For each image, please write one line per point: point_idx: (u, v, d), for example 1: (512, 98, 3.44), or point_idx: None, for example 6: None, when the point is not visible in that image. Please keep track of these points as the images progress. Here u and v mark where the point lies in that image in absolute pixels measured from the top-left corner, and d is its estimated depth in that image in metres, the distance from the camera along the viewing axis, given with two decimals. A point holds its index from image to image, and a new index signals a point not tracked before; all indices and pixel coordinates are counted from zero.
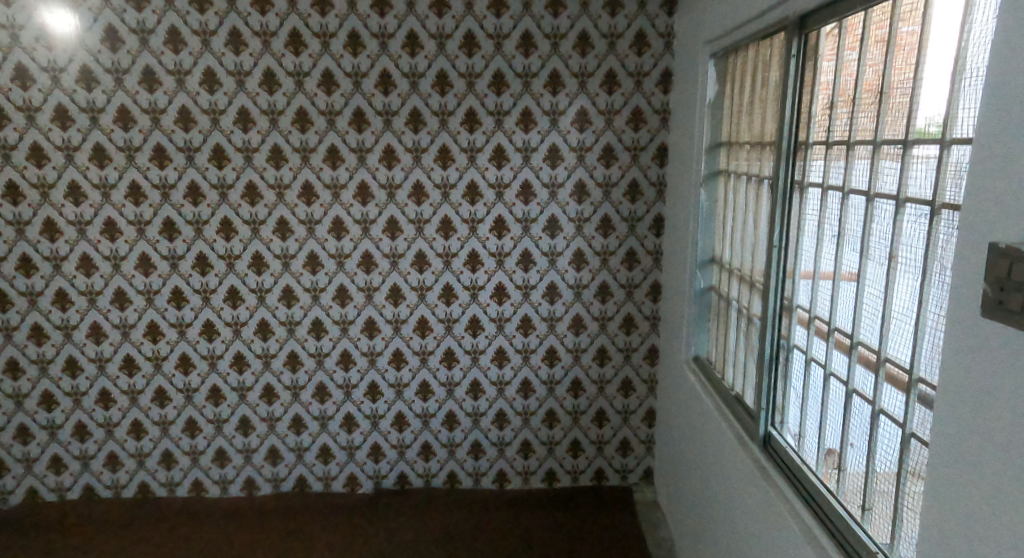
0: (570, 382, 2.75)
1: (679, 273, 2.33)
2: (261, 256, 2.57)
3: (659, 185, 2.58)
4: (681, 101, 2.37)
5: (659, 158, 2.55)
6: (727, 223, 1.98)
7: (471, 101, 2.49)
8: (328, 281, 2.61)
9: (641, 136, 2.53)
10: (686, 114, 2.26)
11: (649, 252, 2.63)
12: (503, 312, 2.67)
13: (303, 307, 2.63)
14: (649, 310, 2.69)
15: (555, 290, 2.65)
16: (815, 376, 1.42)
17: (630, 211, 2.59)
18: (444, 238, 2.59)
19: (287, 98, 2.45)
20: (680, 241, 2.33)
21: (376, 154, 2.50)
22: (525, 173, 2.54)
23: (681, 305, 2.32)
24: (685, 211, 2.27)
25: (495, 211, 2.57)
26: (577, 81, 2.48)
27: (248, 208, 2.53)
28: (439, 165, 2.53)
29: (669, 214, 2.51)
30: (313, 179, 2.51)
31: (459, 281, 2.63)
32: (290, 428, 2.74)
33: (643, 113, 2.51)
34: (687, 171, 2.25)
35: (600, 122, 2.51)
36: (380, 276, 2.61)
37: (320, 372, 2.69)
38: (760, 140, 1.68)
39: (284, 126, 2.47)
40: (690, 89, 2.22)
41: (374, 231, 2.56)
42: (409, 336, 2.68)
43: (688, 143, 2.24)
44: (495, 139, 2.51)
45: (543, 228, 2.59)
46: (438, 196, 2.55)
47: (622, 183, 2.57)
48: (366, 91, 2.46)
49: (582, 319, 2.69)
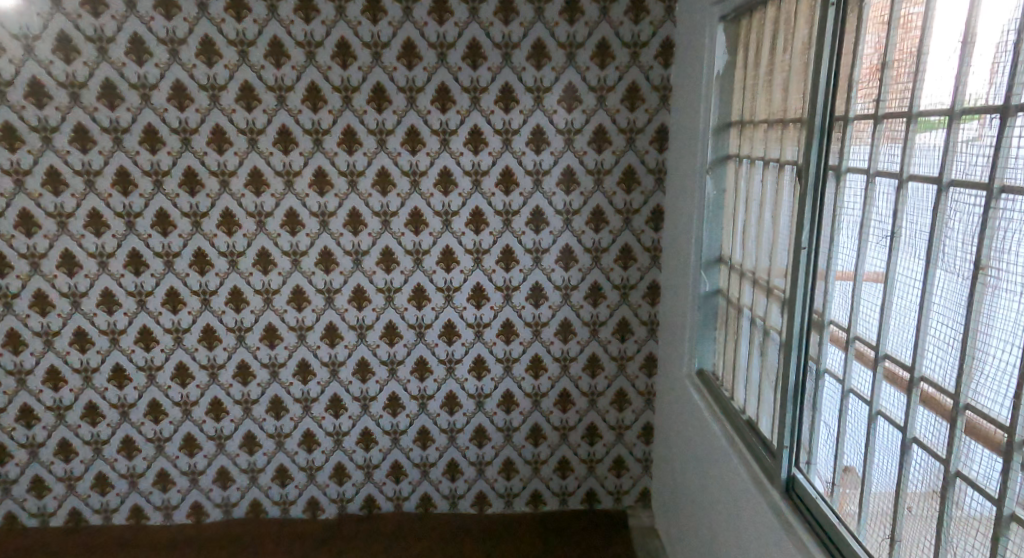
0: (501, 395, 2.51)
1: (684, 279, 2.14)
2: (204, 252, 2.29)
3: (660, 174, 2.33)
4: (685, 81, 2.10)
5: (659, 141, 2.30)
6: (747, 221, 1.75)
7: (443, 76, 2.23)
8: (282, 283, 2.34)
9: (639, 115, 2.28)
10: (691, 100, 2.04)
11: (646, 249, 2.40)
12: (482, 316, 2.43)
13: (191, 312, 2.33)
14: (646, 314, 2.46)
15: (482, 293, 2.41)
16: (856, 412, 1.15)
17: (625, 202, 2.36)
18: (405, 236, 2.34)
19: (229, 71, 2.16)
20: (685, 242, 2.12)
21: (335, 137, 2.24)
22: (506, 158, 2.30)
23: (687, 314, 2.11)
24: (690, 209, 2.06)
25: (473, 201, 2.33)
26: (564, 52, 2.23)
27: (188, 198, 2.24)
28: (407, 149, 2.27)
29: (668, 213, 2.31)
30: (261, 165, 2.24)
31: (433, 283, 2.39)
32: (180, 449, 2.43)
33: (639, 88, 2.26)
34: (691, 164, 2.05)
35: (590, 101, 2.27)
36: (342, 276, 2.36)
37: (213, 386, 2.39)
38: (790, 122, 1.44)
39: (226, 104, 2.18)
40: (694, 73, 2.02)
41: (334, 226, 2.31)
42: (376, 343, 2.43)
43: (693, 131, 2.03)
44: (470, 119, 2.26)
45: (527, 221, 2.36)
46: (405, 185, 2.30)
47: (617, 171, 2.33)
48: (321, 63, 2.19)
49: (571, 323, 2.46)
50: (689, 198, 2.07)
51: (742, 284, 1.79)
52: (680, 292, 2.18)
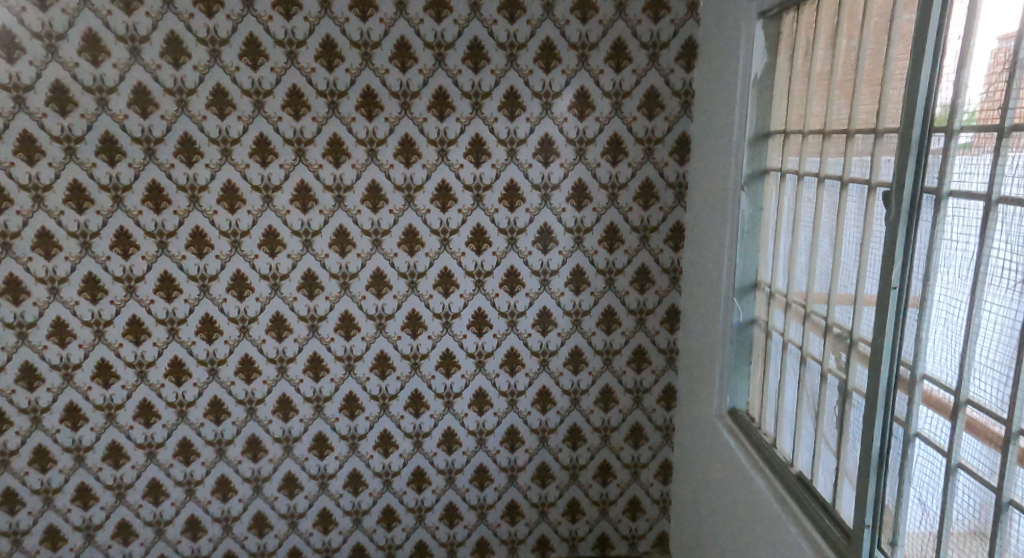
0: (505, 432, 2.27)
1: (712, 306, 1.91)
2: (171, 276, 2.03)
3: (681, 188, 2.12)
4: (712, 87, 1.88)
5: (680, 152, 2.09)
6: (795, 246, 1.52)
7: (441, 79, 2.00)
8: (260, 310, 2.09)
9: (658, 124, 2.06)
10: (720, 107, 1.82)
11: (665, 270, 2.18)
12: (483, 345, 2.20)
13: (156, 344, 2.07)
14: (664, 342, 2.23)
15: (483, 319, 2.18)
16: (975, 498, 0.89)
17: (642, 219, 2.14)
18: (398, 257, 2.11)
19: (199, 73, 1.91)
20: (713, 265, 1.89)
21: (320, 147, 2.01)
22: (511, 171, 2.08)
23: (716, 346, 1.87)
24: (719, 230, 1.84)
25: (474, 218, 2.10)
26: (575, 54, 2.01)
27: (152, 216, 1.98)
28: (401, 161, 2.04)
29: (690, 232, 2.09)
30: (236, 178, 1.99)
31: (429, 309, 2.16)
32: (144, 497, 2.16)
33: (658, 93, 2.04)
34: (720, 178, 1.82)
35: (604, 107, 2.05)
36: (327, 301, 2.12)
37: (182, 426, 2.13)
38: (863, 133, 1.21)
39: (196, 110, 1.93)
40: (724, 78, 1.79)
41: (318, 246, 2.07)
42: (366, 377, 2.18)
43: (722, 141, 1.80)
44: (471, 128, 2.04)
45: (533, 240, 2.13)
46: (399, 201, 2.07)
47: (633, 184, 2.11)
48: (304, 64, 1.95)
49: (582, 352, 2.23)
50: (718, 217, 1.85)
51: (788, 316, 1.56)
52: (707, 320, 1.95)
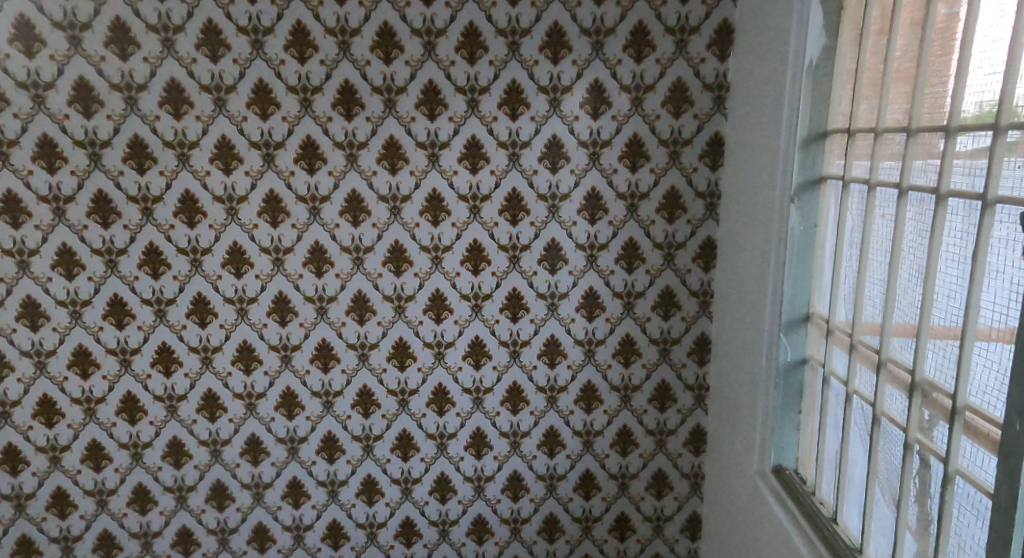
0: (507, 479, 1.97)
1: (750, 341, 1.58)
2: (122, 300, 1.77)
3: (713, 199, 1.80)
4: (753, 81, 1.57)
5: (712, 156, 1.78)
6: (866, 275, 1.20)
7: (431, 72, 1.72)
8: (224, 338, 1.83)
9: (687, 123, 1.76)
10: (763, 103, 1.50)
11: (693, 294, 1.87)
12: (481, 379, 1.92)
13: (106, 377, 1.81)
14: (692, 377, 1.92)
15: (481, 349, 1.90)
16: None
17: (666, 234, 1.83)
18: (383, 277, 1.84)
19: (150, 66, 1.65)
20: (752, 291, 1.57)
21: (291, 151, 1.74)
22: (513, 178, 1.79)
23: (755, 390, 1.55)
24: (761, 250, 1.51)
25: (469, 233, 1.82)
26: (588, 41, 1.72)
27: (99, 231, 1.72)
28: (385, 167, 1.77)
29: (724, 250, 1.77)
30: (195, 188, 1.73)
31: (419, 337, 1.88)
32: (95, 550, 1.90)
33: (686, 87, 1.74)
34: (763, 188, 1.50)
35: (623, 104, 1.75)
36: (302, 329, 1.85)
37: (137, 470, 1.87)
38: (981, 132, 0.90)
39: (146, 109, 1.67)
40: (768, 68, 1.48)
41: (291, 265, 1.81)
42: (346, 415, 1.91)
43: (766, 144, 1.48)
44: (466, 129, 1.76)
45: (539, 259, 1.84)
46: (383, 213, 1.80)
47: (656, 194, 1.80)
48: (271, 55, 1.67)
49: (595, 387, 1.93)
50: (759, 235, 1.52)
51: (855, 362, 1.24)
52: (745, 357, 1.62)
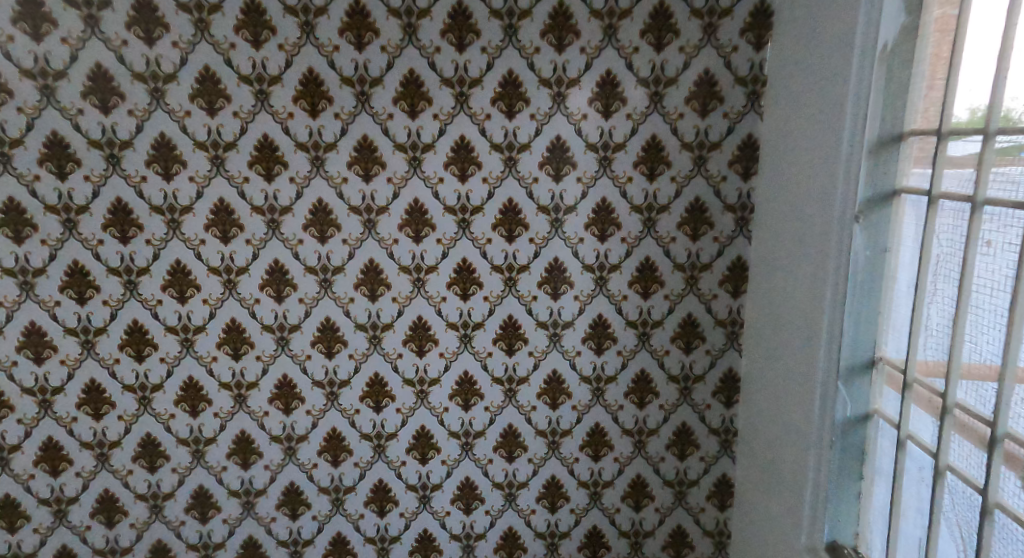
0: (501, 537, 1.69)
1: (796, 387, 1.30)
2: (40, 330, 1.47)
3: (745, 213, 1.53)
4: (798, 72, 1.29)
5: (743, 162, 1.51)
6: (964, 321, 0.91)
7: (412, 60, 1.45)
8: (166, 374, 1.54)
9: (715, 123, 1.49)
10: (813, 98, 1.21)
11: (720, 323, 1.60)
12: (471, 421, 1.64)
13: (21, 421, 1.50)
14: (718, 419, 1.64)
15: (471, 387, 1.62)
16: None
17: (689, 254, 1.56)
18: (355, 303, 1.56)
19: (70, 48, 1.36)
20: (798, 326, 1.28)
21: (245, 153, 1.46)
22: (509, 187, 1.52)
23: (803, 448, 1.26)
24: (810, 277, 1.23)
25: (458, 252, 1.55)
26: (599, 25, 1.44)
27: (10, 248, 1.43)
28: (357, 173, 1.49)
29: (760, 274, 1.49)
30: (129, 196, 1.44)
31: (398, 373, 1.60)
32: None
33: (715, 80, 1.47)
34: (813, 202, 1.21)
35: (639, 100, 1.48)
36: (259, 363, 1.56)
37: (60, 531, 1.56)
38: None
39: (66, 100, 1.38)
40: (819, 55, 1.19)
41: (246, 288, 1.53)
42: (312, 463, 1.62)
43: (817, 147, 1.20)
44: (454, 128, 1.49)
45: (539, 282, 1.57)
46: (355, 227, 1.52)
47: (677, 207, 1.53)
48: (219, 37, 1.40)
49: (604, 431, 1.65)
50: (808, 259, 1.24)
51: (946, 430, 0.95)
52: (788, 406, 1.34)
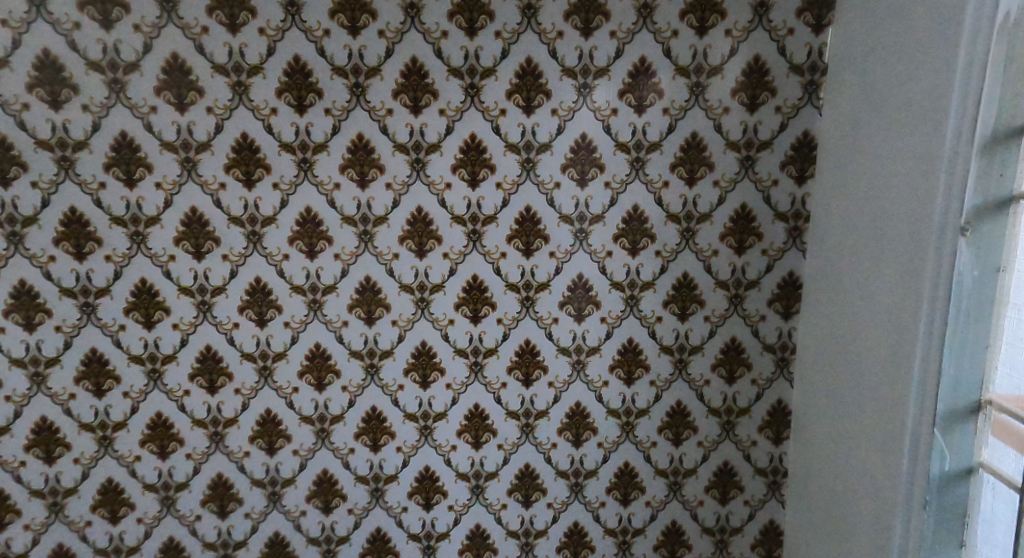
0: None
1: (871, 427, 1.09)
2: None
3: (798, 223, 1.33)
4: (875, 56, 1.09)
5: (798, 164, 1.31)
6: None
7: (415, 46, 1.25)
8: (130, 411, 1.33)
9: (765, 118, 1.29)
10: (898, 84, 1.01)
11: (768, 349, 1.39)
12: (482, 461, 1.43)
13: None
14: (765, 458, 1.44)
15: (482, 422, 1.41)
16: None
17: (734, 269, 1.35)
18: (349, 327, 1.36)
19: (13, 32, 1.16)
20: (875, 354, 1.08)
21: (221, 155, 1.25)
22: (527, 194, 1.32)
23: (882, 504, 1.05)
24: (892, 296, 1.03)
25: (467, 268, 1.35)
26: (632, 5, 1.25)
27: None
28: (352, 178, 1.29)
29: (817, 292, 1.29)
30: (84, 206, 1.24)
31: (398, 408, 1.40)
32: None
33: (765, 69, 1.27)
34: (896, 207, 1.01)
35: (678, 92, 1.28)
36: (239, 397, 1.36)
37: None
38: None
39: (9, 94, 1.18)
40: (906, 34, 0.99)
41: (223, 311, 1.32)
42: (300, 511, 1.41)
43: (903, 142, 1.00)
44: (464, 125, 1.29)
45: (561, 302, 1.37)
46: (349, 240, 1.32)
47: (720, 216, 1.33)
48: (189, 20, 1.20)
49: (635, 472, 1.44)
50: (888, 275, 1.04)
51: None
52: (858, 447, 1.13)
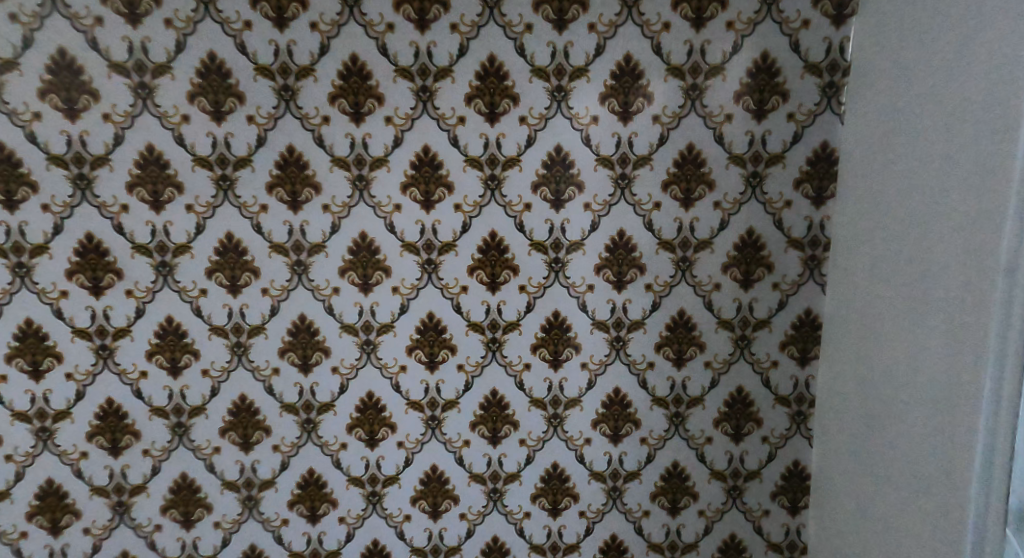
0: None
1: (925, 494, 0.87)
2: None
3: (816, 252, 1.11)
4: (924, 45, 0.88)
5: (815, 181, 1.10)
6: None
7: (354, 40, 1.04)
8: (14, 479, 1.10)
9: (775, 127, 1.08)
10: (965, 72, 0.81)
11: (782, 401, 1.16)
12: (441, 534, 1.20)
13: None
14: (779, 531, 1.20)
15: (441, 488, 1.19)
16: None
17: (739, 306, 1.13)
18: (280, 375, 1.14)
19: None
20: (929, 402, 0.87)
21: (121, 171, 1.05)
22: (491, 217, 1.11)
23: None
24: (957, 330, 0.82)
25: (422, 304, 1.14)
26: None
27: None
28: (281, 198, 1.08)
29: (839, 327, 1.08)
30: None
31: (341, 471, 1.17)
32: None
33: (775, 68, 1.06)
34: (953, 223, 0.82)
35: (670, 96, 1.07)
36: (148, 460, 1.13)
37: None
38: None
39: None
40: (975, 10, 0.80)
41: (127, 357, 1.10)
42: None
43: (973, 137, 0.80)
44: (415, 135, 1.08)
45: (534, 345, 1.15)
46: (280, 272, 1.11)
47: (722, 243, 1.12)
48: (79, 9, 1.00)
49: (624, 547, 1.21)
50: (952, 301, 0.83)
51: None
52: (902, 519, 0.91)
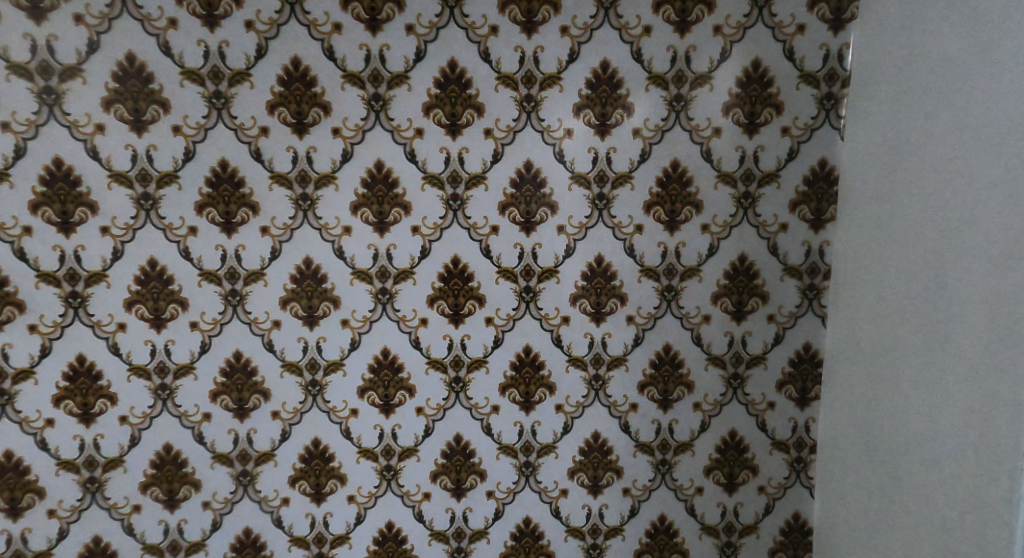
0: None
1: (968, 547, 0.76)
2: None
3: (815, 280, 1.00)
4: (950, 53, 0.79)
5: (813, 202, 0.99)
6: None
7: (296, 42, 0.92)
8: None
9: (768, 142, 0.98)
10: (1004, 76, 0.72)
11: (781, 447, 1.04)
12: None
13: None
14: None
15: (397, 548, 1.04)
16: None
17: (731, 340, 1.02)
18: (211, 421, 0.99)
19: None
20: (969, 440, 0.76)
21: (23, 189, 0.91)
22: (454, 241, 0.99)
23: None
24: (1007, 358, 0.72)
25: (376, 340, 1.00)
26: None
27: None
28: (213, 219, 0.95)
29: (845, 359, 0.98)
30: None
31: (282, 530, 1.02)
32: None
33: (767, 77, 0.96)
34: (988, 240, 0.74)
35: (652, 107, 0.97)
36: (53, 522, 0.98)
37: None
38: None
39: None
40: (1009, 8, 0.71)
41: (29, 403, 0.95)
42: None
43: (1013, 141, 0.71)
44: (366, 149, 0.95)
45: (503, 384, 1.02)
46: (211, 303, 0.97)
47: (712, 270, 1.00)
48: None
49: None
50: (1000, 327, 0.73)
51: None
52: None
